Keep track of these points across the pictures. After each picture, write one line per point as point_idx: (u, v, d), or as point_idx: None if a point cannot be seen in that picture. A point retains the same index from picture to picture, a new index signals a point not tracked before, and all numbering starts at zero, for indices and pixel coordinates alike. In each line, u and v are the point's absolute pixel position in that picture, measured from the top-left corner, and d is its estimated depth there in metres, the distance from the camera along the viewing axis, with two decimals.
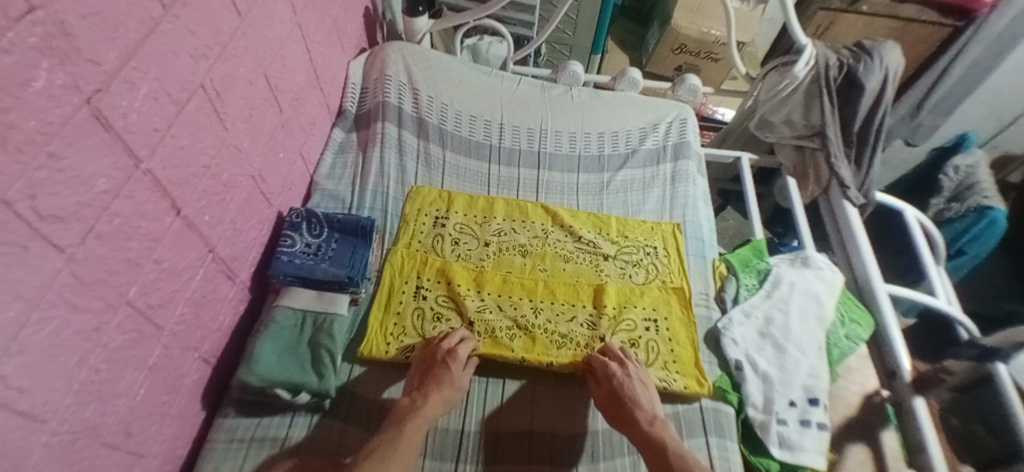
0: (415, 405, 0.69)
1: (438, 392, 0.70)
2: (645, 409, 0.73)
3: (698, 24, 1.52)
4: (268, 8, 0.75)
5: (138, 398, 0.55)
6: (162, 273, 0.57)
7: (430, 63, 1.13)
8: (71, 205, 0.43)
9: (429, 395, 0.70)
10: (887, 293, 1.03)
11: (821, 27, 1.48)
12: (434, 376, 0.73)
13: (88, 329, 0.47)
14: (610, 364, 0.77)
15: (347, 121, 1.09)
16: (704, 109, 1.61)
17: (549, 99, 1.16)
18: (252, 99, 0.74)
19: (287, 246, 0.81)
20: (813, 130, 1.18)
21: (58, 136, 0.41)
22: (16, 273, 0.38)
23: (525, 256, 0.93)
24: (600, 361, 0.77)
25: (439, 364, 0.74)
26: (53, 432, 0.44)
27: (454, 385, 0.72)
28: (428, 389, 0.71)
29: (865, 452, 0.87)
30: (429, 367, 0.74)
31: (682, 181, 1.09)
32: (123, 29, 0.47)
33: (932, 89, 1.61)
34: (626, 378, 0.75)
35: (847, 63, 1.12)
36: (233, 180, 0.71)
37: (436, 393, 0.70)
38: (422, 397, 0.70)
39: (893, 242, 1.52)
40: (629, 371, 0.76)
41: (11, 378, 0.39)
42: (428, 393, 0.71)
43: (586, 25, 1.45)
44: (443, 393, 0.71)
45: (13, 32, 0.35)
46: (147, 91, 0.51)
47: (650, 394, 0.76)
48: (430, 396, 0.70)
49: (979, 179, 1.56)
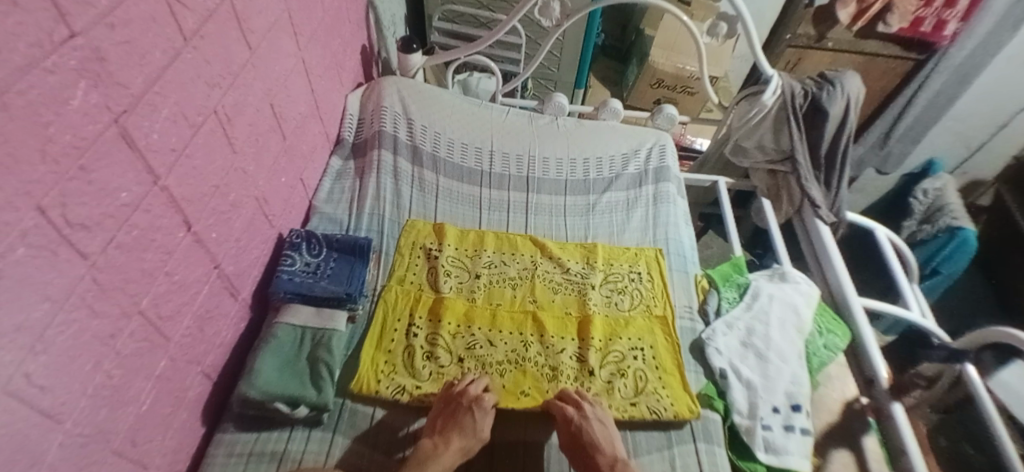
0: (437, 451, 0.70)
1: (459, 439, 0.71)
2: (606, 453, 0.73)
3: (674, 61, 1.63)
4: (276, 43, 0.81)
5: (144, 407, 0.59)
6: (172, 286, 0.61)
7: (424, 96, 1.20)
8: (96, 216, 0.47)
9: (451, 441, 0.71)
10: (862, 306, 1.08)
11: (791, 62, 1.60)
12: (454, 420, 0.73)
13: (105, 335, 0.50)
14: (568, 407, 0.77)
15: (345, 149, 1.14)
16: (683, 139, 1.71)
17: (536, 128, 1.23)
18: (258, 126, 0.79)
19: (288, 265, 0.86)
20: (783, 155, 1.26)
21: (89, 151, 0.45)
22: (45, 275, 0.41)
23: (515, 288, 0.97)
24: (558, 406, 0.77)
25: (464, 410, 0.74)
26: (67, 433, 0.47)
27: (470, 430, 0.73)
28: (450, 433, 0.72)
29: (848, 457, 0.89)
30: (452, 411, 0.74)
31: (664, 202, 1.16)
32: (149, 57, 0.52)
33: (898, 120, 1.73)
34: (585, 421, 0.75)
35: (812, 92, 1.22)
36: (238, 200, 0.76)
37: (457, 441, 0.71)
38: (443, 444, 0.71)
39: (867, 262, 1.59)
40: (587, 412, 0.76)
41: (36, 375, 0.41)
42: (449, 439, 0.71)
43: (568, 63, 1.55)
44: (463, 442, 0.72)
45: (56, 56, 0.39)
46: (167, 114, 0.56)
47: (610, 434, 0.76)
48: (451, 442, 0.71)
49: (948, 201, 1.69)
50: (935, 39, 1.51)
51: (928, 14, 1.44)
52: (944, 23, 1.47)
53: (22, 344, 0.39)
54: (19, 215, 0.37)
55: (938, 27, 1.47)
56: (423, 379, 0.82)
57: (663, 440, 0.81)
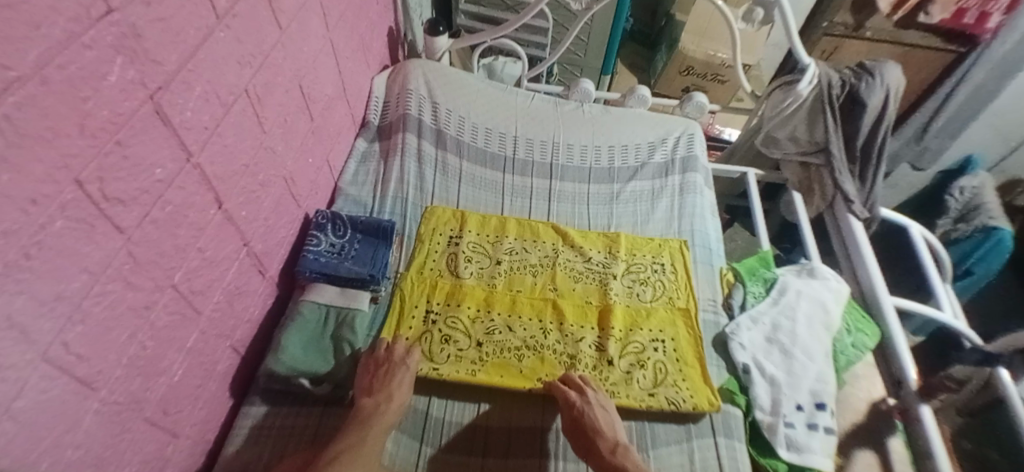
0: (379, 408, 0.71)
1: (399, 395, 0.74)
2: (607, 438, 0.73)
3: (705, 48, 1.58)
4: (306, 24, 0.82)
5: (175, 378, 0.61)
6: (203, 261, 0.63)
7: (450, 80, 1.19)
8: (132, 190, 0.48)
9: (392, 398, 0.73)
10: (892, 305, 1.04)
11: (826, 51, 1.53)
12: (392, 377, 0.75)
13: (140, 307, 0.52)
14: (570, 392, 0.77)
15: (370, 132, 1.14)
16: (711, 129, 1.66)
17: (561, 114, 1.21)
18: (288, 107, 0.80)
19: (314, 245, 0.87)
20: (817, 147, 1.22)
21: (126, 126, 0.45)
22: (84, 247, 0.42)
23: (536, 275, 0.96)
24: (561, 390, 0.77)
25: (398, 365, 0.77)
26: (103, 400, 0.49)
27: (406, 384, 0.75)
28: (390, 390, 0.73)
29: (873, 458, 0.87)
30: (388, 369, 0.76)
31: (690, 193, 1.13)
32: (183, 35, 0.52)
33: (937, 114, 1.66)
34: (587, 405, 0.75)
35: (850, 82, 1.17)
36: (267, 180, 0.77)
37: (397, 396, 0.73)
38: (385, 401, 0.72)
39: (899, 261, 1.54)
40: (589, 398, 0.76)
41: (73, 344, 0.43)
42: (391, 396, 0.73)
43: (596, 48, 1.52)
44: (403, 398, 0.74)
45: (94, 31, 0.40)
46: (201, 92, 0.57)
47: (612, 418, 0.76)
48: (393, 399, 0.73)
49: (985, 200, 1.61)
50: (977, 31, 1.43)
51: (971, 5, 1.37)
52: (988, 14, 1.38)
53: (61, 313, 0.41)
54: (57, 188, 0.38)
55: (980, 18, 1.39)
56: (441, 362, 0.82)
57: (681, 433, 0.80)
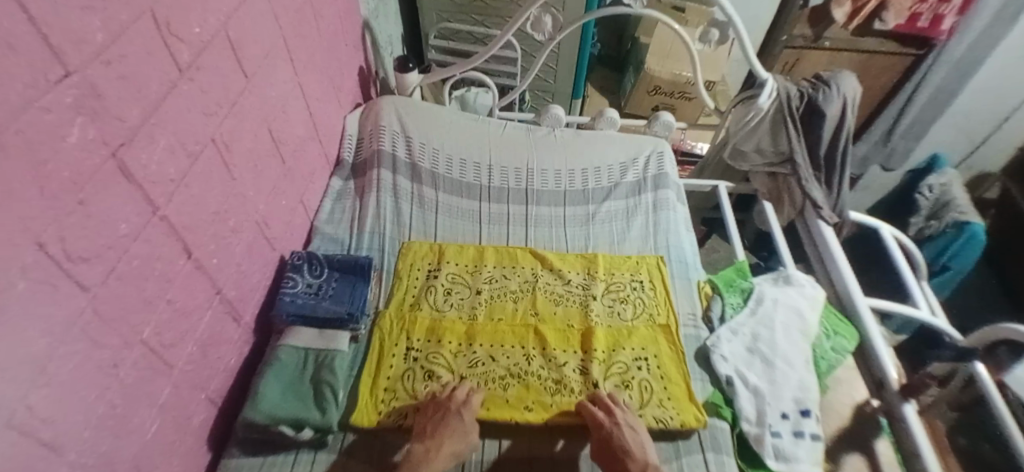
0: (428, 455, 0.71)
1: (449, 444, 0.73)
2: (637, 459, 0.73)
3: (670, 68, 1.64)
4: (272, 69, 0.83)
5: (148, 435, 0.60)
6: (173, 314, 0.62)
7: (421, 113, 1.20)
8: (97, 247, 0.48)
9: (443, 445, 0.72)
10: (868, 306, 1.07)
11: (788, 63, 1.60)
12: (444, 425, 0.74)
13: (107, 365, 0.51)
14: (599, 412, 0.77)
15: (345, 170, 1.16)
16: (683, 145, 1.70)
17: (534, 140, 1.24)
18: (257, 151, 0.81)
19: (291, 287, 0.87)
20: (782, 157, 1.26)
21: (87, 186, 0.46)
22: (47, 308, 0.42)
23: (516, 302, 0.96)
24: (591, 411, 0.77)
25: (452, 413, 0.76)
26: (71, 464, 0.47)
27: (458, 433, 0.74)
28: (442, 439, 0.73)
29: (862, 461, 0.89)
30: (442, 416, 0.76)
31: (664, 209, 1.15)
32: (145, 90, 0.53)
33: (899, 116, 1.72)
34: (616, 426, 0.75)
35: (807, 93, 1.22)
36: (238, 225, 0.77)
37: (448, 444, 0.73)
38: (434, 448, 0.72)
39: (874, 263, 1.58)
40: (617, 418, 0.76)
41: (38, 407, 0.42)
42: (441, 444, 0.72)
43: (564, 74, 1.56)
44: (454, 445, 0.73)
45: (51, 94, 0.40)
46: (165, 144, 0.57)
47: (642, 440, 0.76)
48: (442, 447, 0.72)
49: (954, 197, 1.66)
50: (932, 34, 1.50)
51: (925, 9, 1.43)
52: (940, 17, 1.46)
53: (25, 377, 0.40)
54: (18, 251, 0.38)
55: (934, 22, 1.46)
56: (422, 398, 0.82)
57: (672, 450, 0.81)
